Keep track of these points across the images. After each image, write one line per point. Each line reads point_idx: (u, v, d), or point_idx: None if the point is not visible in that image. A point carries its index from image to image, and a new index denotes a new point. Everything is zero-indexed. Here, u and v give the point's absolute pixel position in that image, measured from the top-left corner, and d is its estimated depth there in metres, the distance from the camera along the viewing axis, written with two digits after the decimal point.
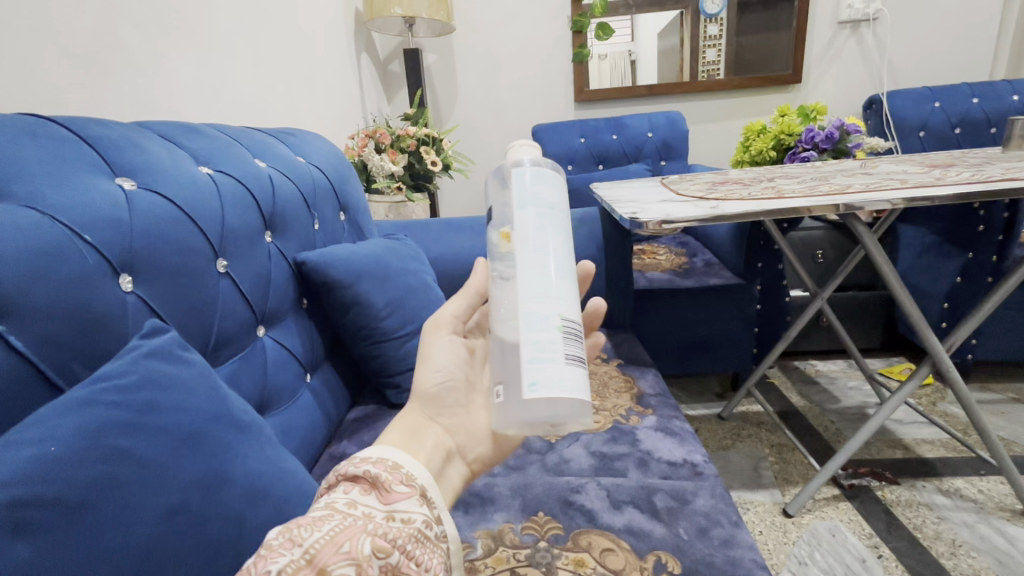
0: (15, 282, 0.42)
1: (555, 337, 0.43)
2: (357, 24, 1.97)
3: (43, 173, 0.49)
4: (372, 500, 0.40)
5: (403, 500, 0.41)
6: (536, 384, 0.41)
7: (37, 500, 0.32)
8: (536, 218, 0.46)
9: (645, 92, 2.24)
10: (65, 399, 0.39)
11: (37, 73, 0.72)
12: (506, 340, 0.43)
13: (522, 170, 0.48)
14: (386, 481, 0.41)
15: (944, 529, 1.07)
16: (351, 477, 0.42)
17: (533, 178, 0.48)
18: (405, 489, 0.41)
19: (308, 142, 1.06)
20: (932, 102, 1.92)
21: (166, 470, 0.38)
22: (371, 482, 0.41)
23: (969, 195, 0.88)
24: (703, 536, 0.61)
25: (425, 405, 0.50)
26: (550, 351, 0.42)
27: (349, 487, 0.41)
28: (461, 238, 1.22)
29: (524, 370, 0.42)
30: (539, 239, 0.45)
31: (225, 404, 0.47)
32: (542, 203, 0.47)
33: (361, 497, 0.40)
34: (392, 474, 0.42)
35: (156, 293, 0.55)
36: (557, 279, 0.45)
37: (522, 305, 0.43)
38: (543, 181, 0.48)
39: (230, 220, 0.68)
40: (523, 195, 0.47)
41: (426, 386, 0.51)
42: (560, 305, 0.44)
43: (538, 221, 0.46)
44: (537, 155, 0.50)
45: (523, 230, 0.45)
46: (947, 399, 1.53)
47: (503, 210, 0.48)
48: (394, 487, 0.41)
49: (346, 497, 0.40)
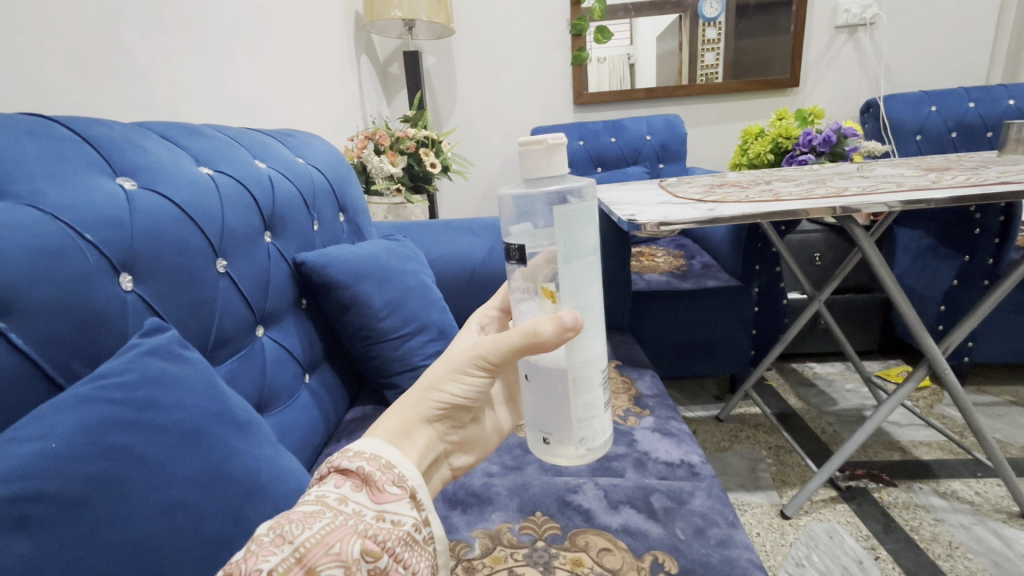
0: (17, 281, 0.42)
1: (598, 393, 0.46)
2: (356, 26, 1.97)
3: (44, 172, 0.49)
4: (363, 497, 0.40)
5: (394, 501, 0.41)
6: (586, 440, 0.46)
7: (37, 495, 0.33)
8: (583, 273, 0.43)
9: (644, 95, 2.26)
10: (65, 397, 0.39)
11: (38, 73, 0.73)
12: (552, 402, 0.45)
13: (566, 210, 0.42)
14: (378, 480, 0.41)
15: (941, 531, 1.07)
16: (343, 471, 0.41)
17: (580, 221, 0.42)
18: (397, 491, 0.41)
19: (307, 143, 1.06)
20: (929, 106, 1.93)
21: (165, 468, 0.38)
22: (363, 478, 0.41)
23: (965, 198, 0.89)
24: (700, 535, 0.61)
25: (430, 410, 0.48)
26: (594, 410, 0.46)
27: (340, 481, 0.41)
28: (461, 239, 1.23)
29: (574, 430, 0.45)
30: (588, 296, 0.44)
31: (223, 402, 0.47)
32: (586, 253, 0.43)
33: (351, 493, 0.40)
34: (385, 472, 0.42)
35: (156, 293, 0.55)
36: (600, 336, 0.45)
37: (574, 372, 0.44)
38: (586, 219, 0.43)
39: (230, 220, 0.69)
40: (572, 245, 0.42)
41: (438, 392, 0.48)
42: (600, 360, 0.45)
43: (586, 275, 0.44)
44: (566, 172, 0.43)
45: (574, 291, 0.43)
46: (944, 401, 1.54)
47: (544, 258, 0.43)
48: (386, 488, 0.41)
49: (336, 492, 0.40)
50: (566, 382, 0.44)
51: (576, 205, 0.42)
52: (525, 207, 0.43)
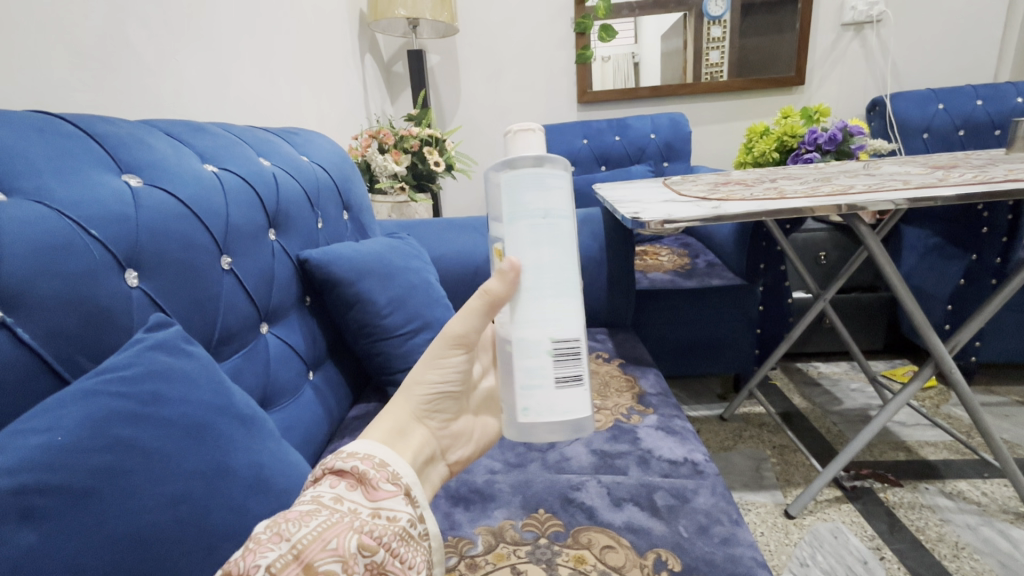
0: (24, 276, 0.43)
1: (544, 362, 0.45)
2: (361, 25, 1.98)
3: (51, 169, 0.50)
4: (358, 496, 0.40)
5: (389, 498, 0.41)
6: (529, 410, 0.46)
7: (44, 487, 0.33)
8: (528, 233, 0.44)
9: (648, 93, 2.25)
10: (71, 390, 0.40)
11: (45, 71, 0.73)
12: (502, 365, 0.47)
13: (511, 174, 0.45)
14: (372, 479, 0.42)
15: (947, 531, 1.07)
16: (337, 471, 0.42)
17: (539, 183, 0.44)
18: (391, 488, 0.42)
19: (311, 141, 1.06)
20: (936, 103, 1.91)
21: (169, 462, 0.38)
22: (358, 478, 0.41)
23: (973, 195, 0.88)
24: (704, 534, 0.61)
25: (418, 404, 0.50)
26: (544, 379, 0.45)
27: (335, 482, 0.41)
28: (464, 237, 1.23)
29: (518, 395, 0.46)
30: (533, 257, 0.44)
31: (228, 397, 0.48)
32: (533, 215, 0.44)
33: (346, 492, 0.40)
34: (379, 471, 0.42)
35: (161, 289, 0.56)
36: (552, 302, 0.45)
37: (514, 331, 0.45)
38: (547, 185, 0.45)
39: (235, 218, 0.69)
40: (514, 207, 0.44)
41: (423, 386, 0.50)
42: (553, 327, 0.45)
43: (532, 237, 0.44)
44: (536, 145, 0.46)
45: (517, 249, 0.45)
46: (951, 401, 1.53)
47: (498, 220, 0.47)
48: (381, 485, 0.42)
49: (331, 491, 0.40)
50: (511, 344, 0.46)
51: (524, 171, 0.44)
52: (492, 181, 0.46)
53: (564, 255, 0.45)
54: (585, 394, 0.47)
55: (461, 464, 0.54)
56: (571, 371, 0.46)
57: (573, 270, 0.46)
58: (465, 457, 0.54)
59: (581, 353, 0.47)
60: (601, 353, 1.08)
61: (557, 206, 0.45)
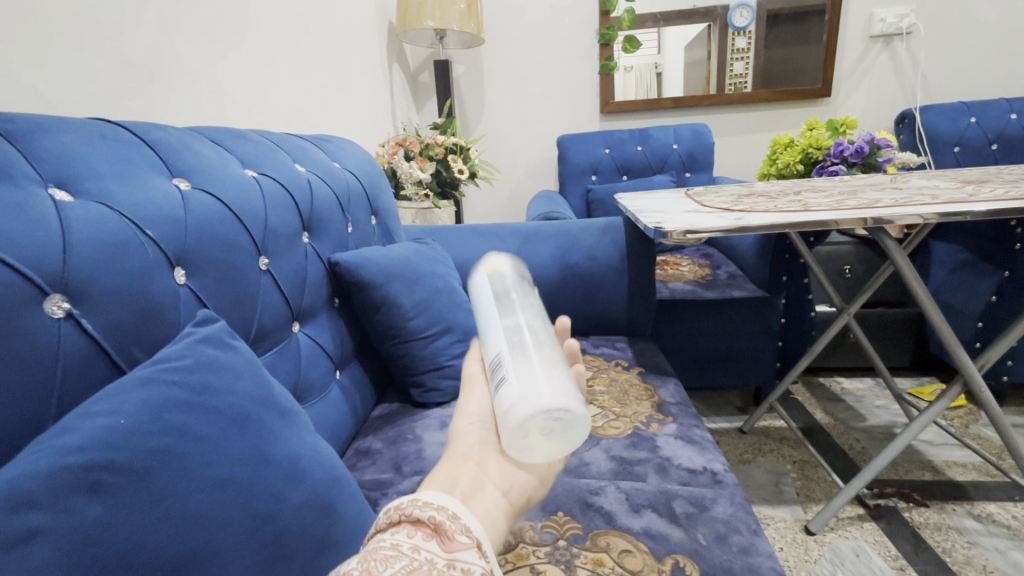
0: (88, 271, 0.46)
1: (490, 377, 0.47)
2: (390, 35, 2.04)
3: (111, 173, 0.53)
4: (433, 546, 0.37)
5: (464, 550, 0.37)
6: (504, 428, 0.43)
7: (108, 464, 0.36)
8: (479, 302, 0.56)
9: (671, 104, 2.26)
10: (130, 378, 0.43)
11: (101, 81, 0.78)
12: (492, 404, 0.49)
13: (476, 277, 0.61)
14: (448, 529, 0.38)
15: (975, 554, 1.04)
16: (413, 520, 0.39)
17: (485, 272, 0.61)
18: (466, 539, 0.38)
19: (343, 148, 1.10)
20: (968, 117, 1.88)
21: (216, 447, 0.41)
22: (434, 527, 0.38)
23: (1005, 211, 0.87)
24: (722, 542, 0.62)
25: (461, 443, 0.48)
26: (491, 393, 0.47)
27: (411, 531, 0.38)
28: (487, 243, 1.25)
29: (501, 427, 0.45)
30: (480, 315, 0.55)
31: (268, 389, 0.50)
32: (478, 295, 0.57)
33: (422, 542, 0.37)
34: (455, 521, 0.39)
35: (205, 286, 0.59)
36: (488, 337, 0.51)
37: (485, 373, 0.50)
38: (484, 277, 0.60)
39: (272, 221, 0.72)
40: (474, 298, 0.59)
41: (461, 426, 0.50)
42: (491, 350, 0.49)
43: (480, 304, 0.56)
44: (500, 258, 0.65)
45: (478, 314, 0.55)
46: (981, 421, 1.48)
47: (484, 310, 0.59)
48: (456, 536, 0.38)
49: (409, 541, 0.37)
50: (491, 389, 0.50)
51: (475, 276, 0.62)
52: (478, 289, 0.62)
53: (489, 297, 0.55)
54: (515, 384, 0.43)
55: (520, 501, 0.47)
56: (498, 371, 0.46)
57: (495, 303, 0.54)
58: (524, 490, 0.47)
59: (506, 352, 0.46)
60: (622, 362, 1.08)
61: (491, 277, 0.58)
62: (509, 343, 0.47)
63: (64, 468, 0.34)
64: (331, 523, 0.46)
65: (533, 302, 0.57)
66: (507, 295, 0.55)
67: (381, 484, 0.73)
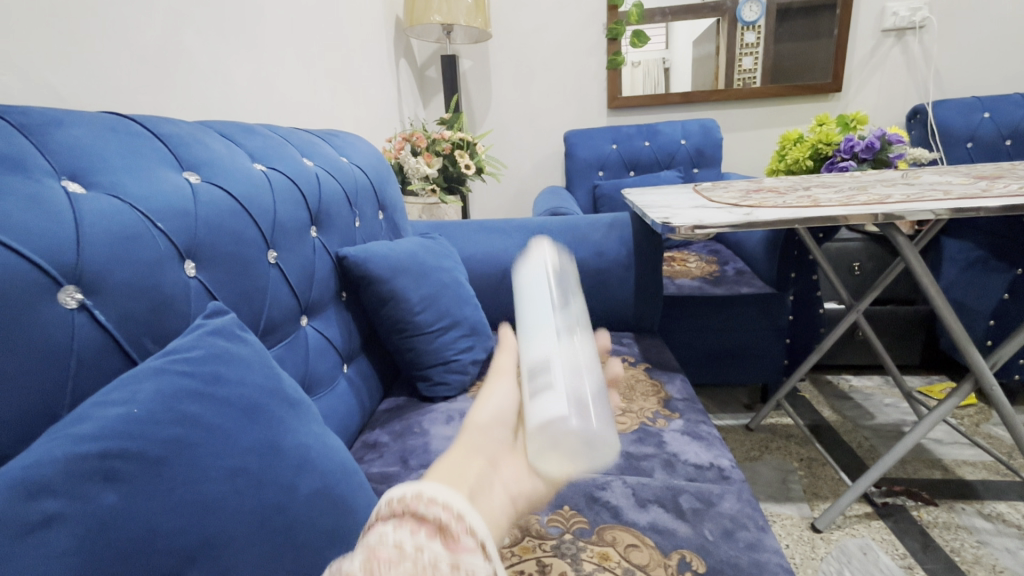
0: (100, 263, 0.47)
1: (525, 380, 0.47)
2: (397, 30, 2.04)
3: (123, 166, 0.53)
4: (438, 546, 0.30)
5: (470, 552, 0.31)
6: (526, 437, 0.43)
7: (123, 452, 0.36)
8: (529, 307, 0.57)
9: (679, 99, 2.24)
10: (143, 367, 0.43)
11: (112, 76, 0.79)
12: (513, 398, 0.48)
13: (531, 278, 0.63)
14: (455, 528, 0.32)
15: (984, 553, 1.03)
16: (417, 516, 0.33)
17: (542, 278, 0.62)
18: (472, 541, 0.32)
19: (350, 143, 1.10)
20: (981, 112, 1.85)
21: (227, 437, 0.41)
22: (438, 525, 0.32)
23: (1020, 207, 0.86)
24: (729, 537, 0.62)
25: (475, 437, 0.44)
26: (523, 395, 0.46)
27: (412, 527, 0.32)
28: (493, 239, 1.25)
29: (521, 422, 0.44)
30: (530, 318, 0.55)
31: (278, 381, 0.51)
32: (533, 298, 0.58)
33: (426, 541, 0.31)
34: (460, 521, 0.33)
35: (214, 279, 0.59)
36: (533, 341, 0.51)
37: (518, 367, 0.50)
38: (537, 283, 0.62)
39: (281, 215, 0.73)
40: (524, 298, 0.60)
41: (479, 417, 0.47)
42: (530, 353, 0.49)
43: (533, 306, 0.57)
44: (554, 268, 0.67)
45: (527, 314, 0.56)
46: (992, 420, 1.47)
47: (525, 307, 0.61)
48: (462, 536, 0.32)
49: (411, 539, 0.31)
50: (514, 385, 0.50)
51: (528, 279, 0.63)
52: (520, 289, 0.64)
53: (548, 293, 0.58)
54: (562, 397, 0.42)
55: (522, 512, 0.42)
56: (545, 375, 0.45)
57: (554, 302, 0.56)
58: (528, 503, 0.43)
59: (549, 364, 0.46)
60: (628, 357, 1.08)
61: (547, 280, 0.61)
62: (554, 358, 0.47)
63: (80, 455, 0.35)
64: (341, 513, 0.46)
65: (581, 320, 0.59)
66: (560, 309, 0.56)
67: (388, 477, 0.74)
